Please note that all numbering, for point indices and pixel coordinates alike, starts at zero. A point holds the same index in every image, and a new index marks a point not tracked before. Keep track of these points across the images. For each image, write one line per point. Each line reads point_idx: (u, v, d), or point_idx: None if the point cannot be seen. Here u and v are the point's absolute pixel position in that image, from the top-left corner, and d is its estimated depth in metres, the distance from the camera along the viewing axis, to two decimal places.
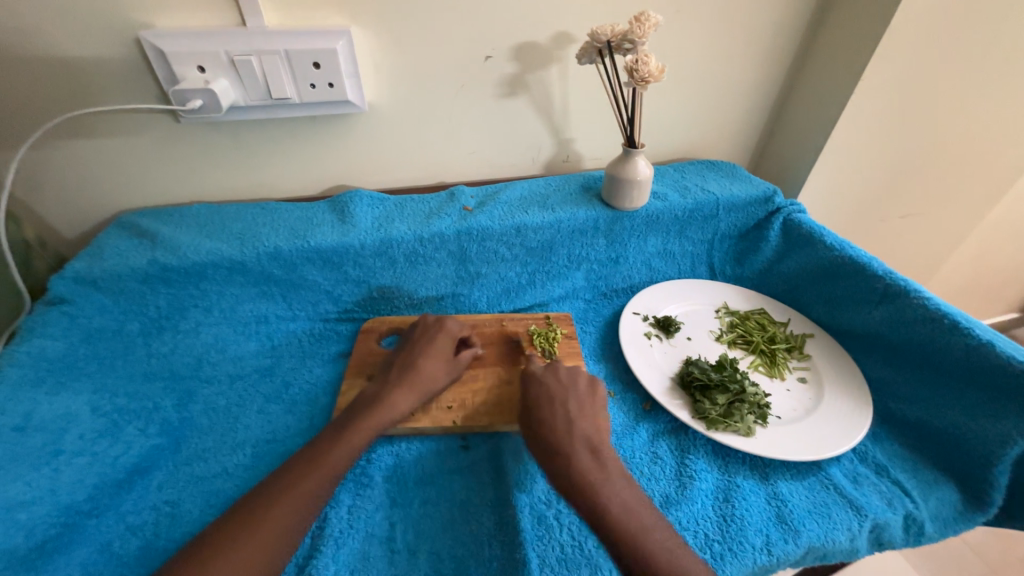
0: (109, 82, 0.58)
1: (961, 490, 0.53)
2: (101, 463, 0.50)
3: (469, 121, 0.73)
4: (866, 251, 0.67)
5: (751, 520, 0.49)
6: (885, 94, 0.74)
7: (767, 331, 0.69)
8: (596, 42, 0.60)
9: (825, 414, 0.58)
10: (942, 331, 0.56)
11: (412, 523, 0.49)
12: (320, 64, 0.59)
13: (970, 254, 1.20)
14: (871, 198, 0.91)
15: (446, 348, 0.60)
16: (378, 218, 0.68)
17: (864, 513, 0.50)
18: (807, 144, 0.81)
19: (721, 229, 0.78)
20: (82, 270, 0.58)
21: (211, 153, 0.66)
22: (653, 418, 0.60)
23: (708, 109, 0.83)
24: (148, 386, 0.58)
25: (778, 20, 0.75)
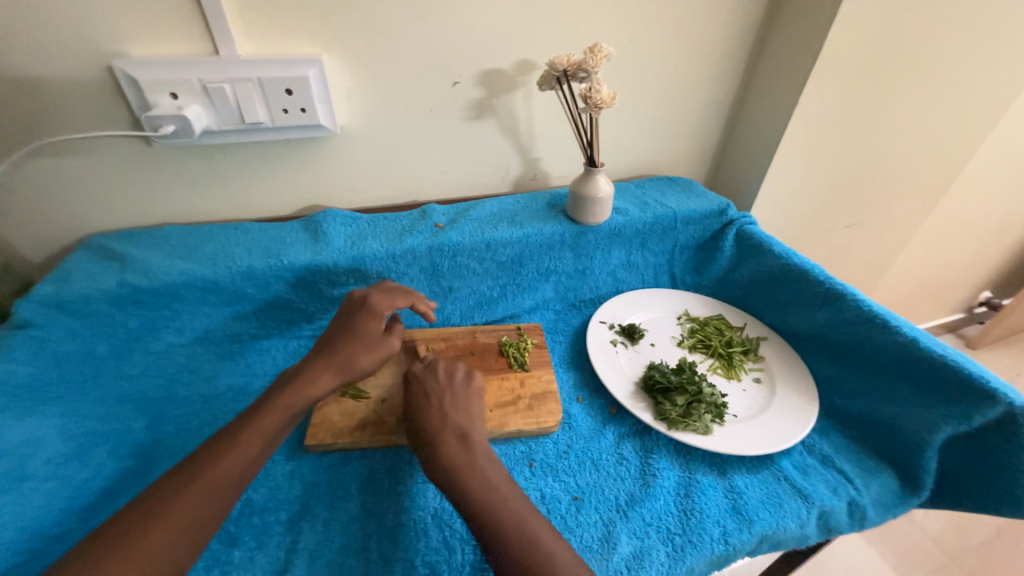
0: (81, 108, 0.59)
1: (898, 476, 0.57)
2: (70, 486, 0.49)
3: (439, 143, 0.76)
4: (808, 258, 0.72)
5: (710, 513, 0.53)
6: (820, 115, 0.82)
7: (724, 335, 0.74)
8: (555, 70, 0.65)
9: (777, 411, 0.62)
10: (875, 330, 0.62)
11: (387, 533, 0.50)
12: (292, 90, 0.62)
13: (913, 260, 1.30)
14: (818, 210, 0.98)
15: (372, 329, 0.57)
16: (351, 236, 0.70)
17: (811, 500, 0.54)
18: (755, 161, 0.88)
19: (680, 241, 0.83)
20: (50, 293, 0.57)
21: (182, 175, 0.67)
22: (511, 443, 0.60)
23: (665, 129, 0.89)
24: (118, 409, 0.58)
25: (722, 49, 0.82)
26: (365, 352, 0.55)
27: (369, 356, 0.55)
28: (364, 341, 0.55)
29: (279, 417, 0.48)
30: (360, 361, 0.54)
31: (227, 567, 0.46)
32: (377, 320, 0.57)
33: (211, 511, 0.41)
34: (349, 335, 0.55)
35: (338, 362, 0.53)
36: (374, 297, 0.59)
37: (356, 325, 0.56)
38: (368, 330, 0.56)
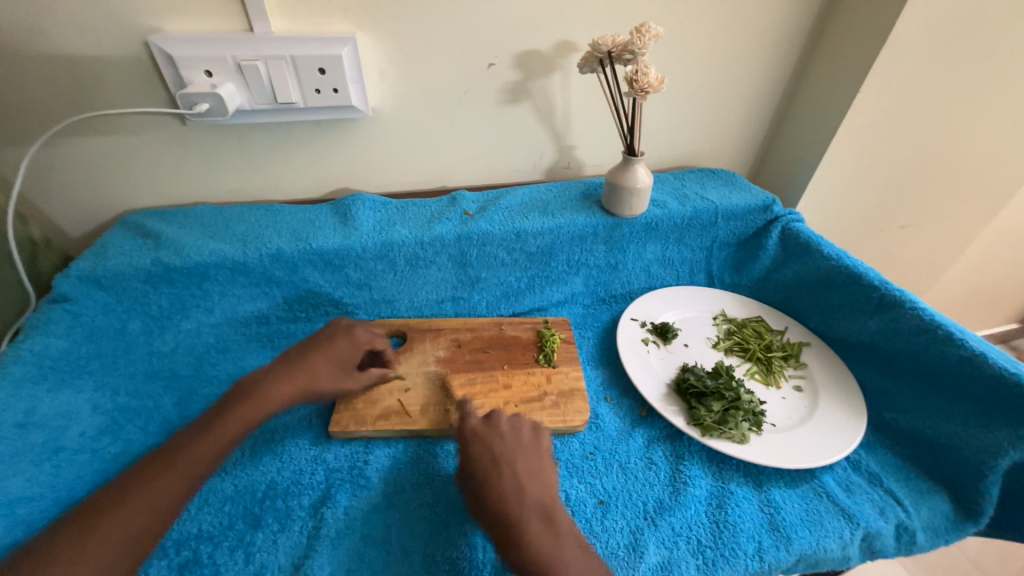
0: (119, 85, 0.59)
1: (954, 500, 0.53)
2: (101, 460, 0.51)
3: (471, 127, 0.73)
4: (862, 261, 0.67)
5: (744, 527, 0.50)
6: (884, 105, 0.75)
7: (764, 338, 0.70)
8: (598, 51, 0.61)
9: (820, 422, 0.58)
10: (936, 341, 0.57)
11: (408, 525, 0.49)
12: (325, 69, 0.60)
13: (971, 265, 1.20)
14: (871, 208, 0.91)
15: (344, 354, 0.57)
16: (380, 222, 0.69)
17: (856, 521, 0.50)
18: (806, 154, 0.82)
19: (720, 237, 0.78)
20: (86, 268, 0.58)
21: (216, 155, 0.67)
22: None
23: (708, 118, 0.84)
24: (148, 385, 0.59)
25: (778, 31, 0.76)
26: (331, 372, 0.55)
27: (331, 377, 0.54)
28: (331, 358, 0.55)
29: (240, 420, 0.47)
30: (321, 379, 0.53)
31: (250, 548, 0.46)
32: (353, 347, 0.58)
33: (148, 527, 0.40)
34: (315, 346, 0.55)
35: (303, 380, 0.52)
36: (360, 327, 0.60)
37: (332, 341, 0.56)
38: (340, 349, 0.56)
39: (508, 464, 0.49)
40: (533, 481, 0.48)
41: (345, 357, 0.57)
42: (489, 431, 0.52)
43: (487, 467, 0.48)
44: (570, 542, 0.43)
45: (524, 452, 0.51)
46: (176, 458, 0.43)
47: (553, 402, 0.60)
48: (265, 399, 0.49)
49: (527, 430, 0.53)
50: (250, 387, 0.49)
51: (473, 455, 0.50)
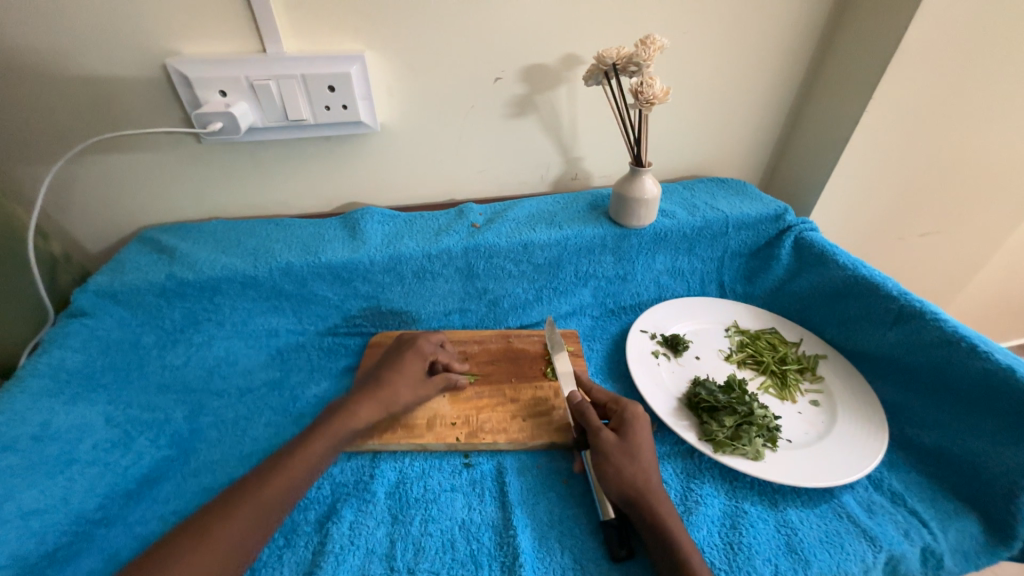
0: (139, 107, 0.61)
1: (984, 522, 0.50)
2: (112, 473, 0.51)
3: (479, 139, 0.74)
4: (880, 271, 0.65)
5: (759, 549, 0.48)
6: (899, 110, 0.73)
7: (778, 351, 0.68)
8: (602, 64, 0.61)
9: (837, 439, 0.56)
10: (960, 354, 0.54)
11: (414, 541, 0.48)
12: (334, 86, 0.61)
13: (997, 273, 1.16)
14: (889, 214, 0.89)
15: (417, 368, 0.58)
16: (387, 235, 0.69)
17: (879, 544, 0.48)
18: (819, 162, 0.81)
19: (731, 247, 0.77)
20: (103, 283, 0.60)
21: (230, 172, 0.68)
22: (545, 456, 0.57)
23: (718, 127, 0.83)
24: (160, 397, 0.60)
25: (787, 40, 0.75)
26: (408, 387, 0.57)
27: (408, 393, 0.57)
28: (405, 376, 0.57)
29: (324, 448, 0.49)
30: (402, 396, 0.56)
31: (256, 564, 0.46)
32: (422, 359, 0.59)
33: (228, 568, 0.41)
34: (391, 367, 0.57)
35: (383, 397, 0.55)
36: (422, 338, 0.61)
37: (402, 360, 0.58)
38: (413, 364, 0.58)
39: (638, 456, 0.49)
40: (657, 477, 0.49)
41: (419, 370, 0.59)
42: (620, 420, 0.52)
43: (619, 456, 0.49)
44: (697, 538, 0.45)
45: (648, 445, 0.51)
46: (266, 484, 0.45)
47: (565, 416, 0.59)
48: (304, 453, 0.48)
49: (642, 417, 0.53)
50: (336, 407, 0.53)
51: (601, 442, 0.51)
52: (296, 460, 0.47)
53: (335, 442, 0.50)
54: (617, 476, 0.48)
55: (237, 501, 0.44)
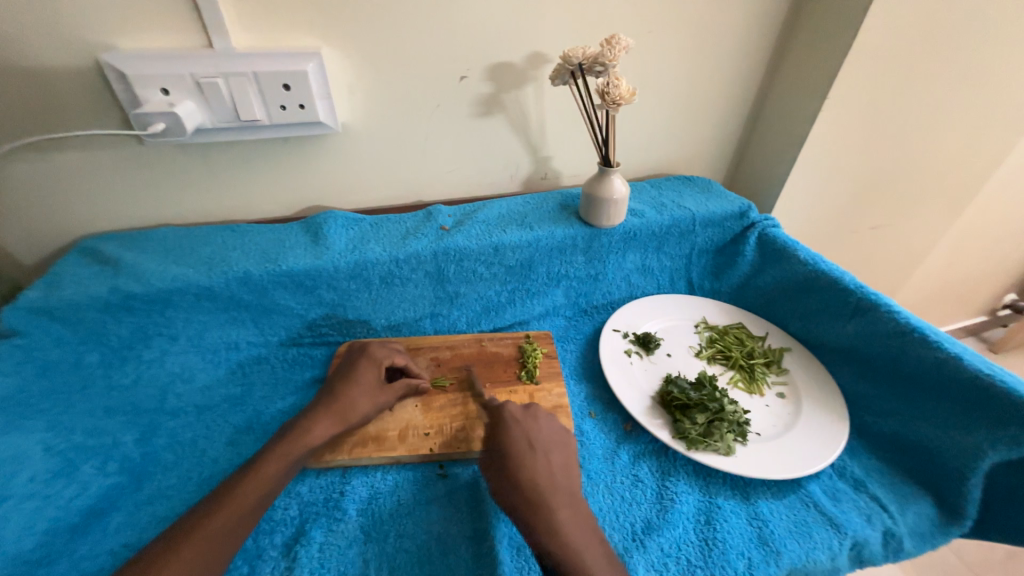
0: (70, 107, 0.56)
1: (937, 503, 0.53)
2: (53, 507, 0.47)
3: (446, 139, 0.72)
4: (838, 265, 0.68)
5: (733, 543, 0.49)
6: (852, 110, 0.76)
7: (746, 345, 0.70)
8: (569, 64, 0.61)
9: (803, 429, 0.58)
10: (913, 344, 0.57)
11: (388, 559, 0.47)
12: (290, 85, 0.58)
13: (941, 262, 1.24)
14: (844, 209, 0.93)
15: (373, 376, 0.57)
16: (352, 239, 0.66)
17: (844, 530, 0.50)
18: (779, 160, 0.83)
19: (698, 244, 0.78)
20: (36, 299, 0.55)
21: (178, 176, 0.64)
22: None
23: (683, 126, 0.84)
24: (108, 421, 0.56)
25: (746, 41, 0.77)
26: (364, 397, 0.55)
27: (366, 402, 0.55)
28: (360, 386, 0.56)
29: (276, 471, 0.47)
30: (359, 406, 0.55)
31: None
32: (377, 366, 0.58)
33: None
34: (344, 380, 0.56)
35: (338, 410, 0.53)
36: (374, 345, 0.60)
37: (356, 369, 0.57)
38: (367, 373, 0.57)
39: (545, 452, 0.49)
40: (565, 473, 0.48)
41: (375, 378, 0.57)
42: (530, 417, 0.53)
43: (524, 450, 0.49)
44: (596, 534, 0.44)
45: (561, 443, 0.51)
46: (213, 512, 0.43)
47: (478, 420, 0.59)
48: (255, 478, 0.46)
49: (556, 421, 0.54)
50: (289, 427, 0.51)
51: (510, 438, 0.50)
52: (247, 487, 0.45)
53: (288, 462, 0.48)
54: (521, 469, 0.48)
55: (182, 540, 0.40)
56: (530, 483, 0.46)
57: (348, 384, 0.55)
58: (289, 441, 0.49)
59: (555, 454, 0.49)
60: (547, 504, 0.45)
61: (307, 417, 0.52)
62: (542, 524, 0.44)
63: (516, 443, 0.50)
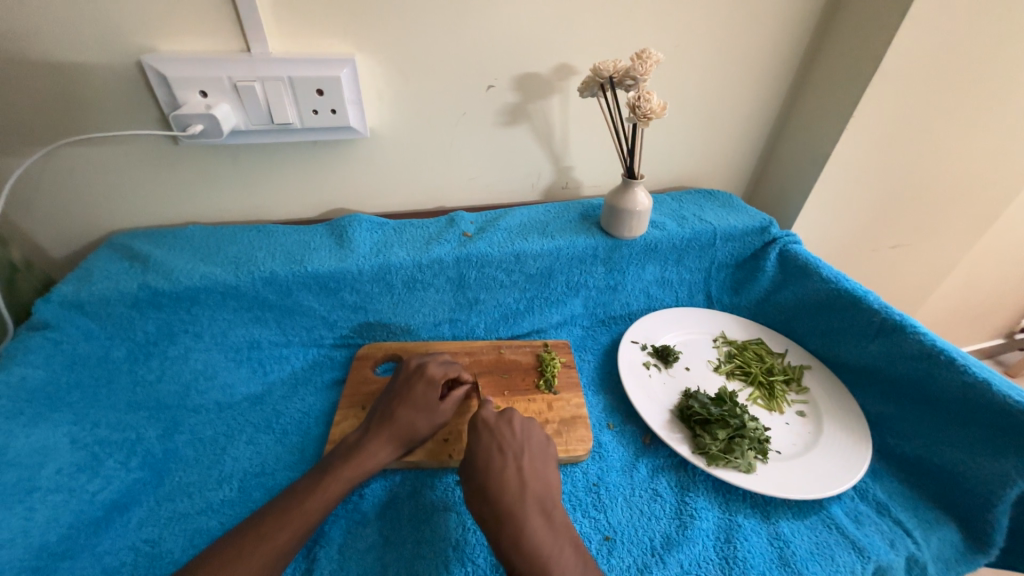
0: (110, 106, 0.57)
1: (962, 530, 0.52)
2: (79, 500, 0.48)
3: (470, 147, 0.73)
4: (861, 284, 0.67)
5: (753, 563, 0.49)
6: (877, 129, 0.76)
7: (765, 362, 0.69)
8: (598, 76, 0.61)
9: (824, 449, 0.58)
10: (939, 367, 0.56)
11: (406, 564, 0.47)
12: (323, 90, 0.59)
13: (959, 282, 1.23)
14: (863, 227, 0.92)
15: (430, 397, 0.55)
16: (376, 243, 0.67)
17: (867, 554, 0.49)
18: (801, 176, 0.83)
19: (718, 258, 0.78)
20: (68, 293, 0.56)
21: (209, 176, 0.65)
22: None
23: (705, 140, 0.84)
24: (132, 416, 0.56)
25: (772, 58, 0.77)
26: (422, 418, 0.54)
27: (425, 423, 0.54)
28: (414, 406, 0.55)
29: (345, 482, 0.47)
30: (419, 428, 0.54)
31: None
32: (435, 386, 0.56)
33: None
34: (402, 400, 0.55)
35: (400, 433, 0.52)
36: (430, 363, 0.58)
37: (413, 389, 0.55)
38: (424, 394, 0.55)
39: (515, 456, 0.48)
40: (536, 478, 0.47)
41: (432, 399, 0.55)
42: (501, 424, 0.51)
43: (493, 454, 0.48)
44: (565, 540, 0.43)
45: (534, 448, 0.50)
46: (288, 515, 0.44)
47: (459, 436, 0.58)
48: (321, 495, 0.46)
49: (536, 433, 0.52)
50: (354, 447, 0.51)
51: (477, 446, 0.49)
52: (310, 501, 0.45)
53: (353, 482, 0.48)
54: (490, 478, 0.46)
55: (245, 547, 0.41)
56: (497, 489, 0.45)
57: (404, 404, 0.54)
58: (354, 465, 0.49)
59: (525, 458, 0.48)
60: (514, 514, 0.44)
61: (373, 439, 0.51)
62: (510, 536, 0.43)
63: (483, 448, 0.49)
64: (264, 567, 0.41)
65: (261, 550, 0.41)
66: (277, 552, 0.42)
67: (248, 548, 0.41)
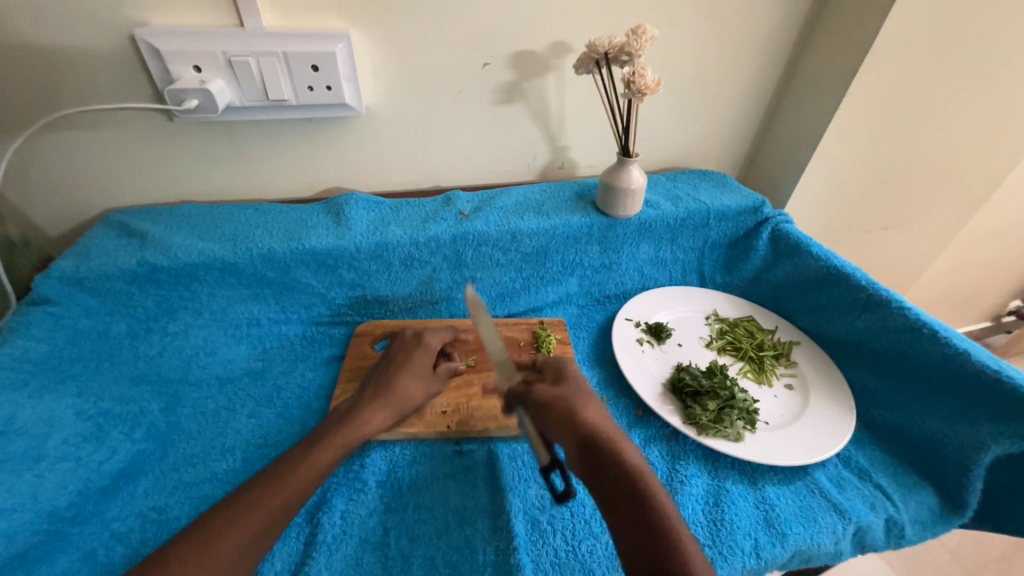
0: (103, 81, 0.57)
1: (939, 493, 0.55)
2: (85, 469, 0.49)
3: (466, 126, 0.73)
4: (850, 261, 0.68)
5: (740, 524, 0.51)
6: (870, 110, 0.77)
7: (756, 338, 0.71)
8: (594, 52, 0.61)
9: (810, 419, 0.60)
10: (921, 339, 0.58)
11: (407, 528, 0.48)
12: (319, 66, 0.59)
13: (949, 264, 1.24)
14: (855, 208, 0.93)
15: (423, 366, 0.57)
16: (373, 221, 0.68)
17: (848, 516, 0.51)
18: (795, 157, 0.83)
19: (712, 237, 0.79)
20: (67, 270, 0.56)
21: (203, 153, 0.65)
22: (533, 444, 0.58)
23: (700, 120, 0.85)
24: (134, 389, 0.57)
25: (767, 38, 0.77)
26: (416, 385, 0.56)
27: (419, 391, 0.56)
28: (412, 374, 0.56)
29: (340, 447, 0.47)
30: (413, 396, 0.55)
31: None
32: (428, 355, 0.58)
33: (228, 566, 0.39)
34: (397, 369, 0.56)
35: (394, 400, 0.53)
36: (426, 333, 0.61)
37: (409, 358, 0.57)
38: (418, 362, 0.57)
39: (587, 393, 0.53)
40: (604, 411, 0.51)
41: (426, 367, 0.57)
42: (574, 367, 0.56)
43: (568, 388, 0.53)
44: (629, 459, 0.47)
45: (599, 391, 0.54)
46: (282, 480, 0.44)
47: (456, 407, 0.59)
48: (315, 463, 0.45)
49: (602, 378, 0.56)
50: (347, 413, 0.51)
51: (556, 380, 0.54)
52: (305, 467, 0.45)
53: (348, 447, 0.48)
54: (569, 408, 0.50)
55: (240, 510, 0.41)
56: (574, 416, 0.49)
57: (399, 373, 0.56)
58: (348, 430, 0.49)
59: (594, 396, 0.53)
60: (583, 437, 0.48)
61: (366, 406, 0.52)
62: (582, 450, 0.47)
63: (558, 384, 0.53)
64: (256, 532, 0.41)
65: (254, 514, 0.41)
66: (270, 517, 0.42)
67: (242, 512, 0.41)
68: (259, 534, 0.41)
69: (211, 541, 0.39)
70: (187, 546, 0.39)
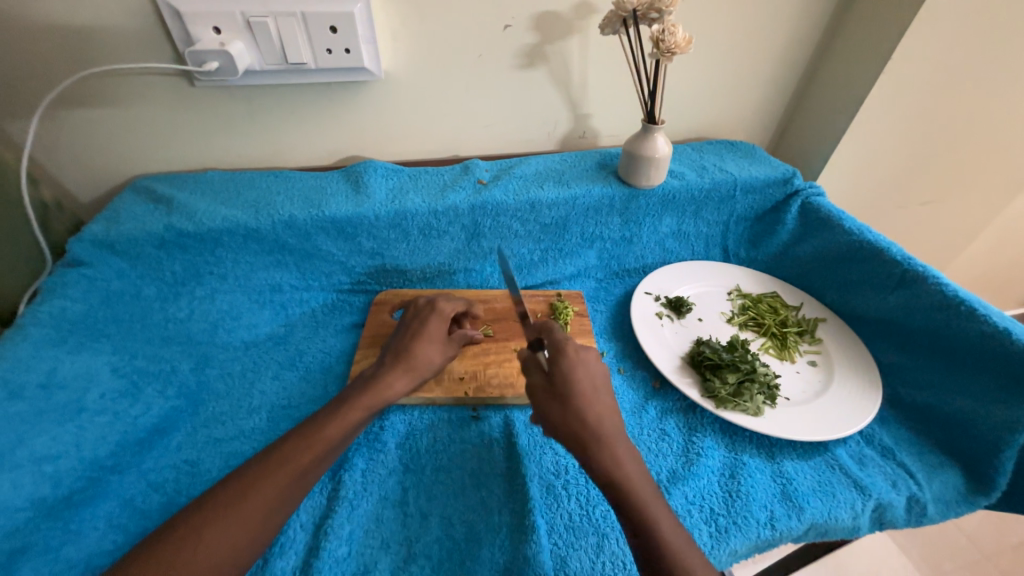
0: (125, 42, 0.57)
1: (965, 474, 0.53)
2: (123, 422, 0.51)
3: (485, 92, 0.71)
4: (885, 236, 0.65)
5: (756, 496, 0.51)
6: (917, 74, 0.71)
7: (779, 314, 0.69)
8: (622, 11, 0.58)
9: (833, 396, 0.58)
10: (957, 317, 0.56)
11: (425, 488, 0.50)
12: (337, 28, 0.58)
13: (989, 245, 1.18)
14: (892, 182, 0.89)
15: (440, 332, 0.58)
16: (391, 189, 0.67)
17: (868, 492, 0.51)
18: (830, 127, 0.79)
19: (738, 211, 0.77)
20: (99, 233, 0.58)
21: (224, 119, 0.65)
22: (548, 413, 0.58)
23: (730, 87, 0.80)
24: (165, 349, 0.60)
25: None
26: (434, 349, 0.56)
27: (438, 355, 0.56)
28: (431, 340, 0.56)
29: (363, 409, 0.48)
30: (433, 360, 0.55)
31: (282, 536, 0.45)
32: (443, 322, 0.59)
33: (262, 518, 0.40)
34: (416, 335, 0.56)
35: (416, 365, 0.53)
36: (440, 301, 0.62)
37: (428, 325, 0.58)
38: (436, 328, 0.58)
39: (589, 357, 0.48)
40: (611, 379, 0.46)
41: (443, 333, 0.58)
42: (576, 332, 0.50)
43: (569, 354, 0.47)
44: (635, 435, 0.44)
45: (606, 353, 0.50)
46: (310, 439, 0.44)
47: (472, 374, 0.60)
48: (341, 422, 0.46)
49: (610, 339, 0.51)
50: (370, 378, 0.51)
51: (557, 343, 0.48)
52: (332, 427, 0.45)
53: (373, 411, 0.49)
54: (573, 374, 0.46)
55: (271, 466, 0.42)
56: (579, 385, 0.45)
57: (419, 339, 0.56)
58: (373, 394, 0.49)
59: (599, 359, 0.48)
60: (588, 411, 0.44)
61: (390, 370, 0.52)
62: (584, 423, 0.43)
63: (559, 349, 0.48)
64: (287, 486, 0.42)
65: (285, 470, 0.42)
66: (300, 473, 0.43)
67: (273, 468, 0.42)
68: (290, 489, 0.42)
69: (246, 493, 0.41)
70: (223, 498, 0.40)
